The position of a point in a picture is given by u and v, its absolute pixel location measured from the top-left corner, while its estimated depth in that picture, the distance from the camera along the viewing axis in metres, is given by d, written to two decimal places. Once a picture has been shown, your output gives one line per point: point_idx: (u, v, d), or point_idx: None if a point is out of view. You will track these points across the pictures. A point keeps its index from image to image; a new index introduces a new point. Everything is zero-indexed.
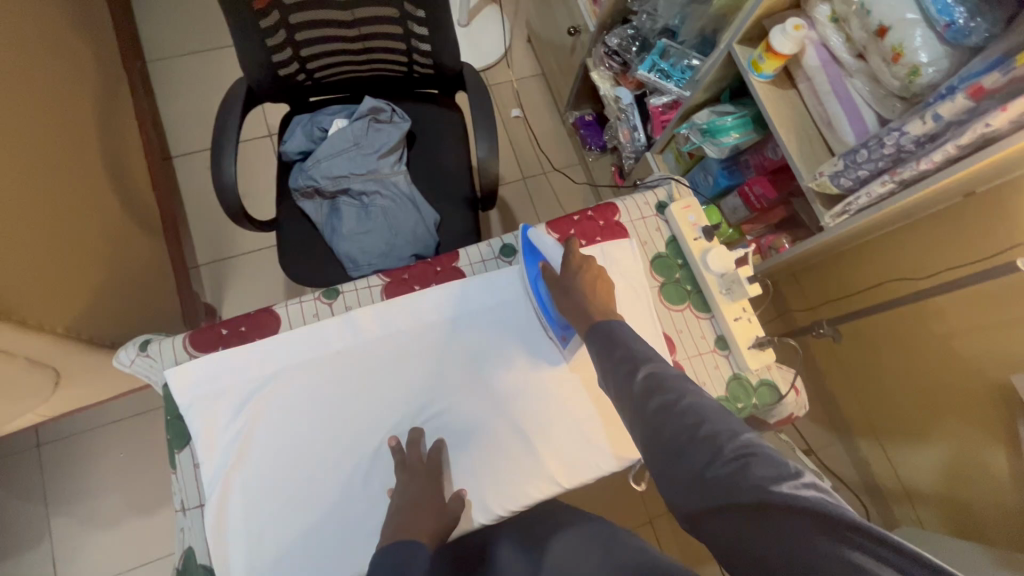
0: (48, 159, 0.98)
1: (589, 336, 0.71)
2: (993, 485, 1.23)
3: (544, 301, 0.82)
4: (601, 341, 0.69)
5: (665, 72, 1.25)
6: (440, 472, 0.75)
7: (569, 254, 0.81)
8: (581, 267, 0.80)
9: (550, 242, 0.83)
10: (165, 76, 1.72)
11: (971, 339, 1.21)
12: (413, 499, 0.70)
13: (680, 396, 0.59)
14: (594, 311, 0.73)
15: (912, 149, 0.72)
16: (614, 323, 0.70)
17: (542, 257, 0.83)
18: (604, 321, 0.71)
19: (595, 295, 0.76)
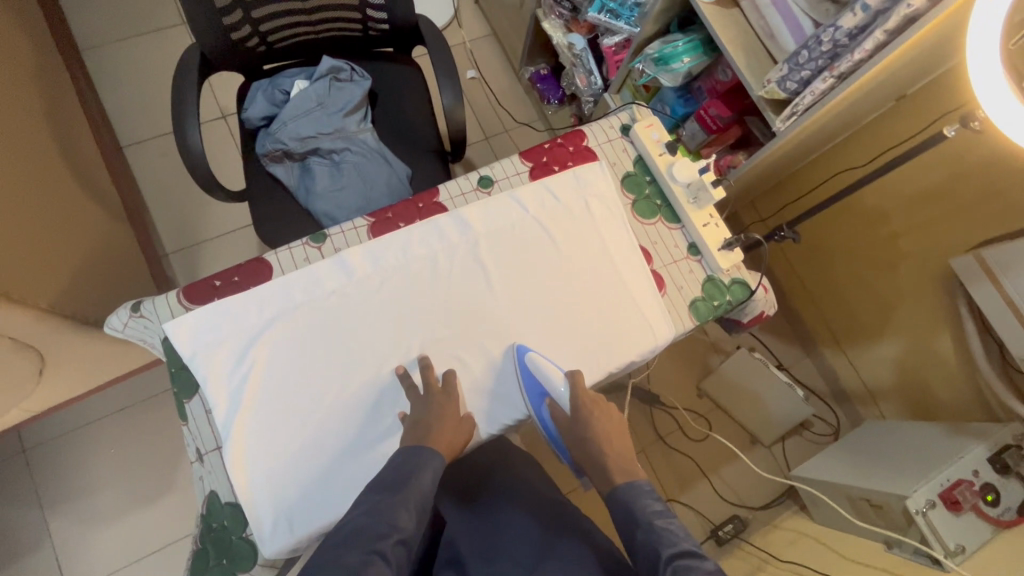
0: (3, 139, 0.95)
1: (611, 504, 0.74)
2: (945, 368, 1.36)
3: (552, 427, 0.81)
4: (621, 516, 0.72)
5: (615, 12, 1.28)
6: (457, 396, 0.79)
7: (575, 389, 0.79)
8: (593, 407, 0.79)
9: (551, 374, 0.79)
10: (103, 64, 1.65)
11: (913, 238, 1.32)
12: (439, 414, 0.75)
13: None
14: (608, 462, 0.76)
15: (847, 43, 0.78)
16: (630, 494, 0.73)
17: (546, 392, 0.80)
18: (624, 488, 0.74)
19: (612, 443, 0.78)
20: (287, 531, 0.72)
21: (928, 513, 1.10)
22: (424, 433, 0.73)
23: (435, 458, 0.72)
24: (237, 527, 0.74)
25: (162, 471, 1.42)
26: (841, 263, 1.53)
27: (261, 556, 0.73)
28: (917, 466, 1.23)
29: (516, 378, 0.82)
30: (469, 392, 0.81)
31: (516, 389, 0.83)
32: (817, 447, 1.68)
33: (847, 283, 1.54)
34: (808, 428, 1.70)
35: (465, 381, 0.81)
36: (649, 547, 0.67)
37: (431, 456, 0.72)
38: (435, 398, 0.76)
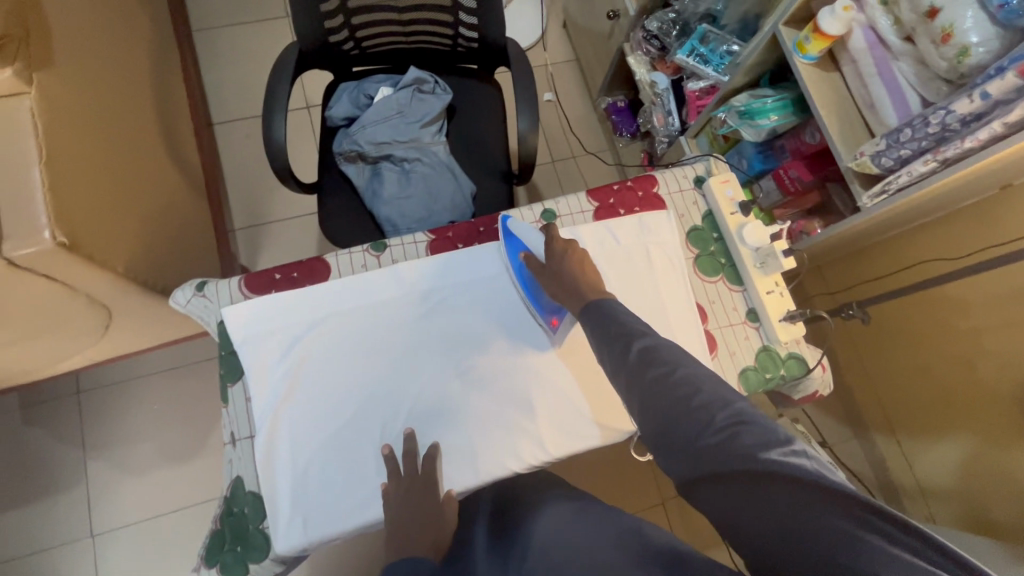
0: (113, 110, 1.03)
1: (585, 315, 0.71)
2: (1011, 484, 1.23)
3: (528, 281, 0.83)
4: (597, 318, 0.69)
5: (704, 57, 1.28)
6: (435, 475, 0.75)
7: (551, 238, 0.82)
8: (567, 249, 0.79)
9: (530, 228, 0.84)
10: (209, 46, 1.77)
11: (999, 336, 1.21)
12: (416, 499, 0.72)
13: (674, 366, 0.60)
14: (586, 289, 0.74)
15: (957, 128, 0.73)
16: (608, 304, 0.70)
17: (524, 246, 0.84)
18: (602, 300, 0.71)
19: (586, 274, 0.76)
20: (299, 532, 0.73)
21: None
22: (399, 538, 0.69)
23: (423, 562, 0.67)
24: (256, 517, 0.75)
25: (195, 434, 1.48)
26: (911, 349, 1.43)
27: (273, 551, 0.73)
28: None
29: (495, 244, 0.86)
30: (448, 460, 0.77)
31: (505, 444, 0.79)
32: None
33: (913, 369, 1.44)
34: None
35: (445, 448, 0.77)
36: (620, 332, 0.66)
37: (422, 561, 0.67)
38: (419, 483, 0.73)
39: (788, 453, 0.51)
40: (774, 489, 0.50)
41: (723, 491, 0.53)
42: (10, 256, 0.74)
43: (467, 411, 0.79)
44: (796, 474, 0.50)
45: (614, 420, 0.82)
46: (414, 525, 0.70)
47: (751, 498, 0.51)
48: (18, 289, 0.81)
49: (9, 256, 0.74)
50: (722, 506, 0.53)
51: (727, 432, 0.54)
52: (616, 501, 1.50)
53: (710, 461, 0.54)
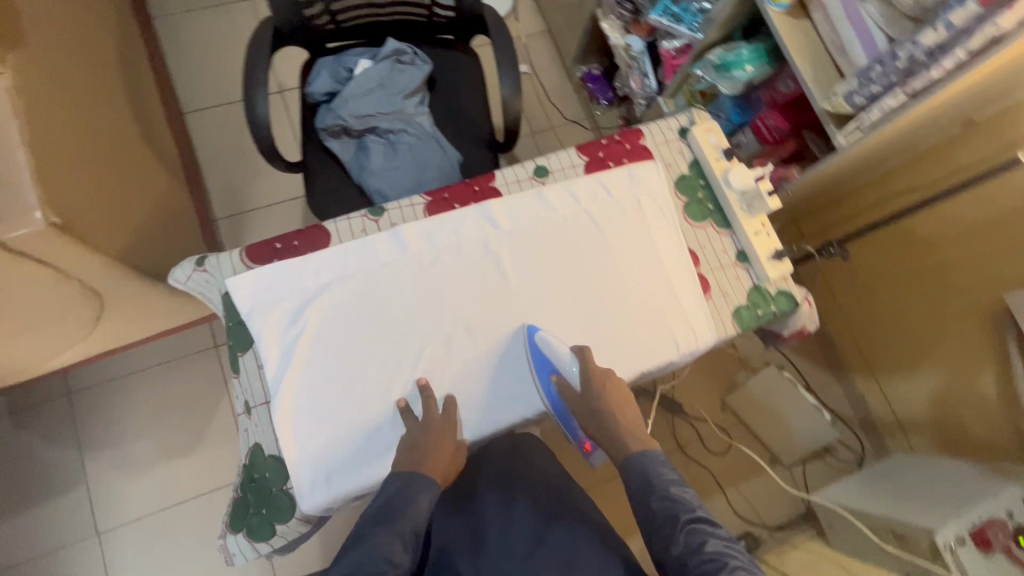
0: (87, 94, 1.00)
1: (626, 470, 0.80)
2: (983, 408, 1.32)
3: (560, 406, 0.82)
4: (637, 480, 0.79)
5: (677, 16, 1.28)
6: (452, 424, 0.78)
7: (586, 366, 0.80)
8: (603, 386, 0.80)
9: (561, 349, 0.81)
10: (173, 33, 1.72)
11: (966, 269, 1.28)
12: (436, 442, 0.76)
13: (682, 520, 0.73)
14: (631, 444, 0.81)
15: (924, 60, 0.77)
16: (649, 459, 0.79)
17: (554, 368, 0.81)
18: (645, 454, 0.80)
19: (629, 422, 0.81)
20: (323, 490, 0.75)
21: (956, 549, 1.07)
22: (419, 459, 0.75)
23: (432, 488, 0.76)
24: (278, 480, 0.76)
25: (194, 426, 1.47)
26: (884, 291, 1.50)
27: (298, 510, 0.75)
28: (946, 501, 1.20)
29: (525, 356, 0.83)
30: (462, 410, 0.80)
31: (510, 395, 0.82)
32: (838, 473, 1.65)
33: (886, 311, 1.51)
34: (831, 453, 1.67)
35: (462, 399, 0.80)
36: (644, 492, 0.77)
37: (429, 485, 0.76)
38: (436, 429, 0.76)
39: None
40: None
41: None
42: (1, 239, 0.72)
43: (476, 363, 0.82)
44: None
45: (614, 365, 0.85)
46: (433, 463, 0.76)
47: None
48: (9, 275, 0.79)
49: (1, 240, 0.71)
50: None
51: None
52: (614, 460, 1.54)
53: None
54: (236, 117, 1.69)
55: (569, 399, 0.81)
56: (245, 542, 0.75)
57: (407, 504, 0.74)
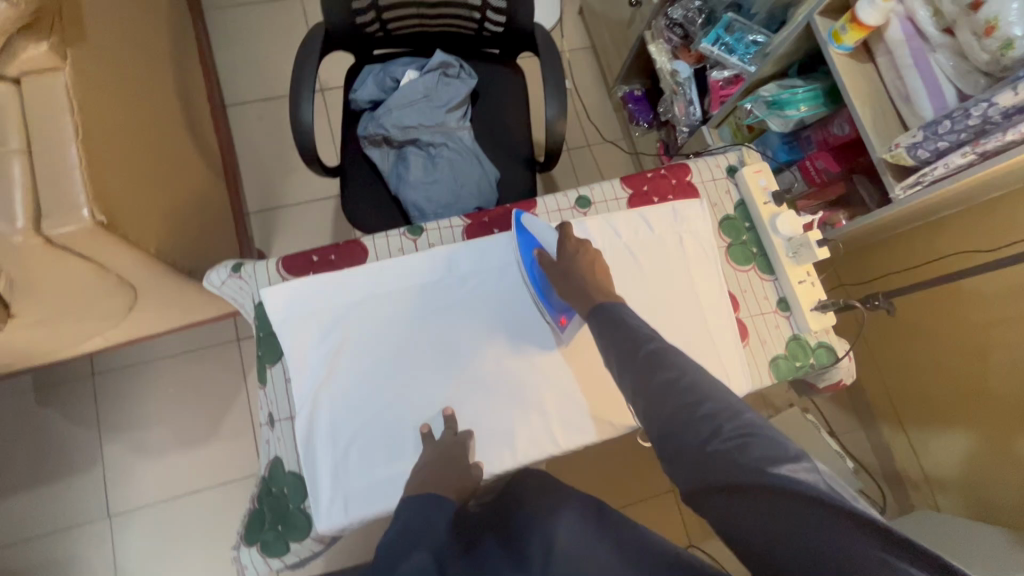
0: (139, 88, 1.01)
1: (591, 314, 0.72)
2: (1019, 474, 1.26)
3: (540, 280, 0.82)
4: (602, 319, 0.70)
5: (729, 46, 1.26)
6: (468, 449, 0.75)
7: (564, 234, 0.81)
8: (579, 249, 0.80)
9: (543, 225, 0.83)
10: (222, 26, 1.74)
11: (1013, 329, 1.23)
12: (451, 464, 0.72)
13: (681, 372, 0.62)
14: (594, 290, 0.74)
15: (998, 121, 0.74)
16: (615, 305, 0.71)
17: (537, 243, 0.83)
18: (608, 301, 0.72)
19: (594, 274, 0.77)
20: (340, 512, 0.73)
21: None
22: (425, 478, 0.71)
23: (446, 503, 0.69)
24: (297, 496, 0.76)
25: (210, 417, 1.48)
26: (924, 341, 1.45)
27: (314, 530, 0.74)
28: (974, 569, 1.15)
29: (510, 242, 0.85)
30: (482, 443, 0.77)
31: (533, 430, 0.79)
32: None
33: (921, 362, 1.46)
34: (851, 502, 1.62)
35: (478, 437, 0.77)
36: (628, 337, 0.66)
37: (445, 500, 0.69)
38: (449, 452, 0.73)
39: (797, 469, 0.53)
40: (783, 503, 0.52)
41: (730, 501, 0.54)
42: (49, 233, 0.74)
43: (502, 394, 0.80)
44: (798, 490, 0.52)
45: None
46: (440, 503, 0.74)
47: (762, 512, 0.53)
48: (53, 267, 0.81)
49: (47, 234, 0.73)
50: (720, 508, 0.55)
51: (738, 442, 0.56)
52: (626, 488, 1.51)
53: (720, 470, 0.55)
54: (277, 113, 1.70)
55: (546, 268, 0.80)
56: (258, 557, 0.74)
57: (428, 523, 0.66)
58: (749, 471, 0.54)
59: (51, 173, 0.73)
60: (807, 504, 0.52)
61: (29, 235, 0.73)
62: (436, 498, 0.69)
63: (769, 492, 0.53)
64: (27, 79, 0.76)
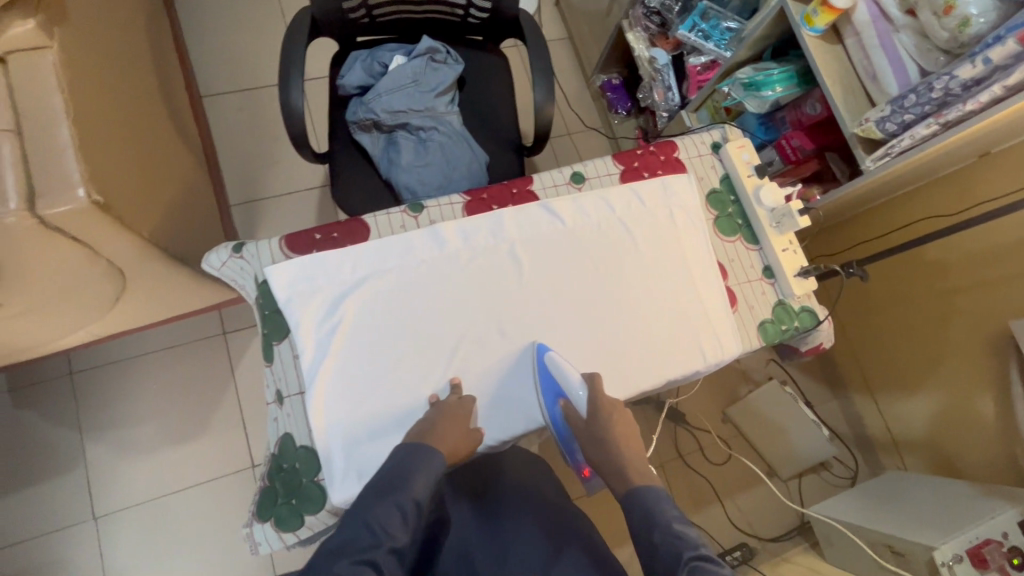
0: (122, 72, 0.99)
1: (626, 506, 0.74)
2: (982, 431, 1.36)
3: (561, 424, 0.83)
4: (636, 511, 0.72)
5: (705, 33, 1.32)
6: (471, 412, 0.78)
7: (592, 393, 0.79)
8: (610, 409, 0.78)
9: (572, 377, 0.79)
10: (194, 15, 1.70)
11: (973, 295, 1.32)
12: (452, 419, 0.74)
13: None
14: (630, 470, 0.76)
15: (958, 93, 0.81)
16: (652, 490, 0.73)
17: (563, 393, 0.81)
18: (645, 489, 0.73)
19: (627, 445, 0.77)
20: (355, 483, 0.74)
21: (954, 567, 1.11)
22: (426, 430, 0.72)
23: (435, 457, 0.71)
24: (309, 470, 0.76)
25: (198, 412, 1.45)
26: (892, 312, 1.53)
27: (329, 502, 0.75)
28: (945, 519, 1.24)
29: (532, 377, 0.82)
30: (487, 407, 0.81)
31: (539, 396, 0.82)
32: (834, 488, 1.69)
33: (889, 332, 1.55)
34: (827, 468, 1.71)
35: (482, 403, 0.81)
36: (669, 551, 0.66)
37: (434, 454, 0.71)
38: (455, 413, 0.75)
39: None
40: None
41: None
42: (44, 213, 0.72)
43: (506, 361, 0.83)
44: None
45: (639, 376, 0.86)
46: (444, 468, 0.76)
47: None
48: (45, 251, 0.79)
49: (41, 214, 0.72)
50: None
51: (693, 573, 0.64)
52: None
53: None
54: (255, 104, 1.68)
55: (573, 423, 0.80)
56: (273, 532, 0.75)
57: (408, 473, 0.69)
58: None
59: (44, 151, 0.71)
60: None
61: (23, 215, 0.71)
62: (423, 450, 0.71)
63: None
64: (13, 56, 0.73)
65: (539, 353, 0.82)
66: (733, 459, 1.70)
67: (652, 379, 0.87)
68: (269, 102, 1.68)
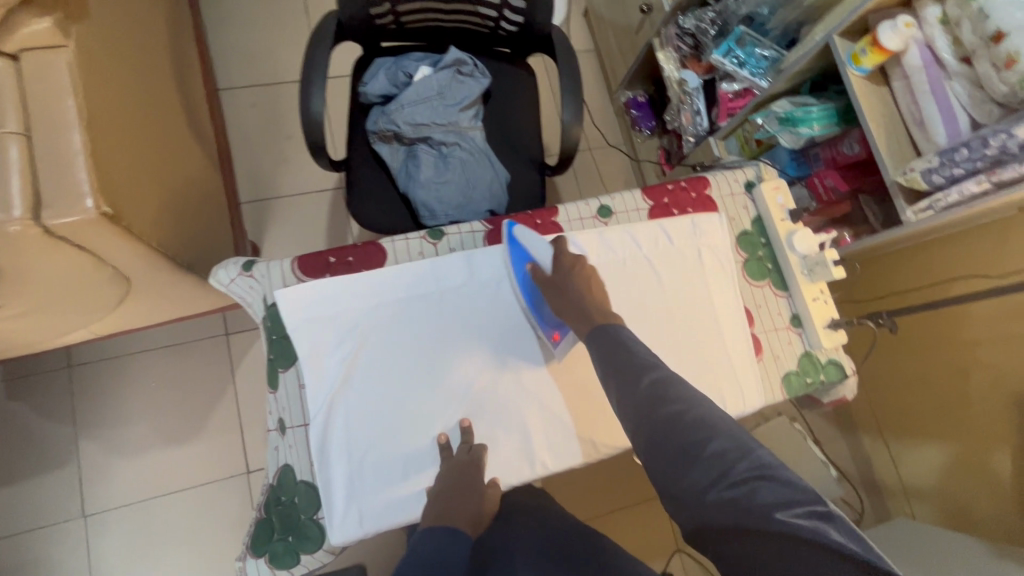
0: (140, 69, 0.96)
1: (590, 339, 0.76)
2: (994, 488, 1.31)
3: (530, 293, 0.82)
4: (606, 344, 0.74)
5: (740, 60, 1.27)
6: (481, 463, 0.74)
7: (560, 251, 0.82)
8: (575, 266, 0.81)
9: (537, 239, 0.83)
10: (216, 7, 1.66)
11: (997, 349, 1.27)
12: (463, 487, 0.72)
13: (708, 439, 0.61)
14: (594, 312, 0.78)
15: (1016, 152, 0.77)
16: (615, 328, 0.75)
17: (531, 258, 0.82)
18: (607, 324, 0.76)
19: (592, 295, 0.80)
20: (356, 524, 0.71)
21: None
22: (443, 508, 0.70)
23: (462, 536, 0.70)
24: (308, 506, 0.73)
25: (195, 413, 1.42)
26: (912, 356, 1.49)
27: (327, 541, 0.72)
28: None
29: (500, 255, 0.82)
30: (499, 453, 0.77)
31: (546, 342, 0.81)
32: None
33: (906, 375, 1.51)
34: (832, 509, 1.66)
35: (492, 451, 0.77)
36: (631, 367, 0.70)
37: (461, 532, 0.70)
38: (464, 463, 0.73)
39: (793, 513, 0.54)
40: (777, 545, 0.53)
41: (730, 541, 0.56)
42: (48, 224, 0.68)
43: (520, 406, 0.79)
44: (796, 531, 0.53)
45: None
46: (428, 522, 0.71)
47: (752, 547, 0.54)
48: (48, 258, 0.75)
49: (46, 223, 0.68)
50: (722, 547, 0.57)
51: (742, 486, 0.57)
52: (618, 493, 1.51)
53: (719, 514, 0.56)
54: (273, 100, 1.64)
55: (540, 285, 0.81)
56: (266, 569, 0.72)
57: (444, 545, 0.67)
58: (756, 517, 0.54)
59: (52, 158, 0.68)
60: (801, 548, 0.52)
61: (27, 224, 0.68)
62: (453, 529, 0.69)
63: (775, 540, 0.53)
64: (26, 56, 0.70)
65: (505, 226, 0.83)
66: None
67: None
68: (287, 100, 1.65)
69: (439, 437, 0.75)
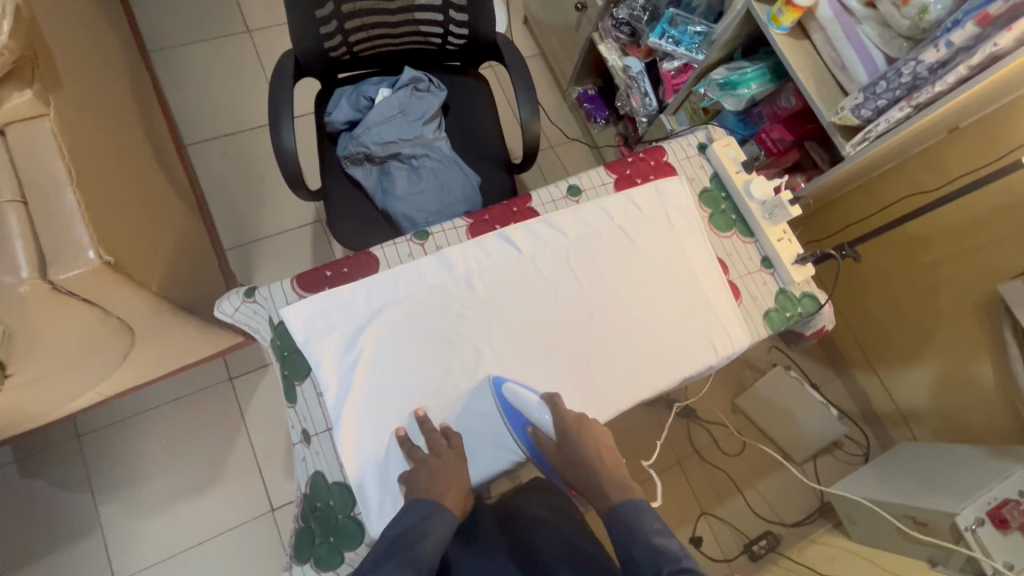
0: (113, 130, 1.00)
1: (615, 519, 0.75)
2: (982, 395, 1.40)
3: (537, 452, 0.80)
4: (620, 527, 0.74)
5: (676, 38, 1.35)
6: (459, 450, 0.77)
7: (556, 413, 0.78)
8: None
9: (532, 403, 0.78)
10: (171, 68, 1.71)
11: (957, 265, 1.37)
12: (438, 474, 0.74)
13: None
14: (607, 487, 0.77)
15: (927, 76, 0.85)
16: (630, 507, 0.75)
17: (528, 421, 0.79)
18: (624, 504, 0.76)
19: (602, 460, 0.78)
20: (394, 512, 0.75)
21: (977, 530, 1.13)
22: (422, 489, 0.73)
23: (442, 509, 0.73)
24: (344, 507, 0.77)
25: (210, 461, 1.44)
26: (882, 287, 1.57)
27: (368, 534, 0.75)
28: (958, 484, 1.27)
29: (497, 415, 0.80)
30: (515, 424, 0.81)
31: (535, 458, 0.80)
32: (849, 466, 1.70)
33: (877, 306, 1.60)
34: (840, 448, 1.73)
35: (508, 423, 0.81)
36: (648, 564, 0.69)
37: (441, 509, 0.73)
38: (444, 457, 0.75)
39: None
40: None
41: None
42: (55, 279, 0.72)
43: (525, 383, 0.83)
44: None
45: (656, 376, 0.88)
46: (446, 498, 0.74)
47: None
48: (58, 316, 0.79)
49: (54, 279, 0.72)
50: None
51: None
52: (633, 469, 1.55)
53: None
54: (240, 148, 1.69)
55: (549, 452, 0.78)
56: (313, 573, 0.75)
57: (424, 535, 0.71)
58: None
59: (52, 219, 0.72)
60: None
61: (35, 283, 0.71)
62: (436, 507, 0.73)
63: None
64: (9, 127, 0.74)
65: (495, 389, 0.80)
66: (747, 448, 1.71)
67: (668, 379, 0.88)
68: (253, 145, 1.70)
69: (416, 411, 0.78)
